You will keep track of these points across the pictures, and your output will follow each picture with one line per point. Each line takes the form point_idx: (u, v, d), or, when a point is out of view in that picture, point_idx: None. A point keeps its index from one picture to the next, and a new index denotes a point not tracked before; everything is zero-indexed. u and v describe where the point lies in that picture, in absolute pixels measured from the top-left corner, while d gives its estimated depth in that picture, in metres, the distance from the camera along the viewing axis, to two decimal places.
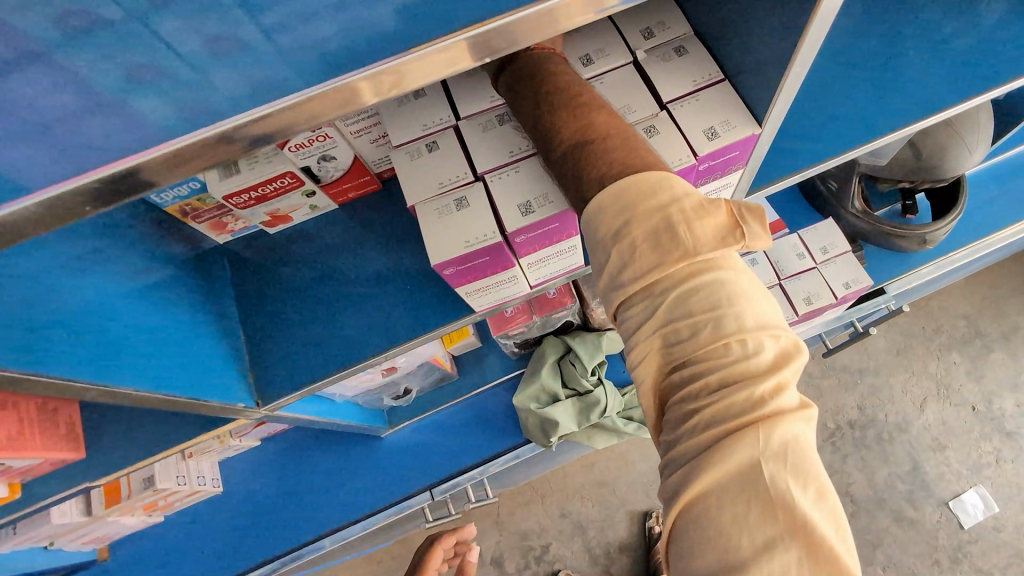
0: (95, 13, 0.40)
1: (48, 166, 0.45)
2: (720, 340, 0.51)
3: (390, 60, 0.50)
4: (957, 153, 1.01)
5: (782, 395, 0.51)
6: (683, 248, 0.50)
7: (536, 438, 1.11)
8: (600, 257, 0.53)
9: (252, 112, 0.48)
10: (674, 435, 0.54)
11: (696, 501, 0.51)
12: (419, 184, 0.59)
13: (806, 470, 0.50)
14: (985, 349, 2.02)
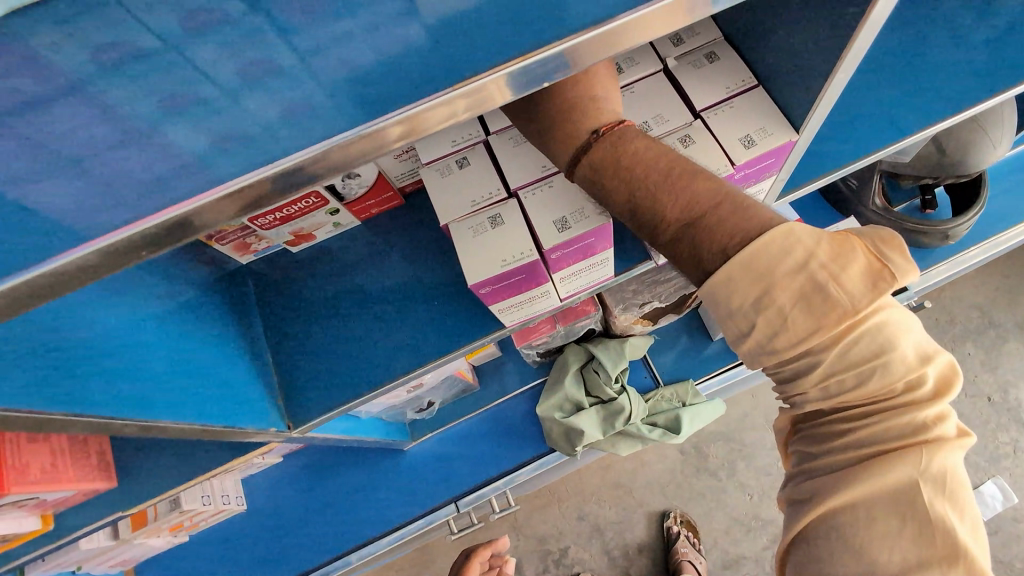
0: (133, 43, 0.39)
1: (91, 208, 0.44)
2: (881, 378, 0.51)
3: (426, 96, 0.50)
4: (981, 148, 1.00)
5: (944, 422, 0.52)
6: (840, 307, 0.45)
7: (561, 448, 1.10)
8: (742, 326, 0.49)
9: (299, 153, 0.48)
10: (819, 451, 0.57)
11: (838, 513, 0.54)
12: (450, 199, 0.58)
13: (961, 489, 0.52)
14: (1000, 339, 2.00)
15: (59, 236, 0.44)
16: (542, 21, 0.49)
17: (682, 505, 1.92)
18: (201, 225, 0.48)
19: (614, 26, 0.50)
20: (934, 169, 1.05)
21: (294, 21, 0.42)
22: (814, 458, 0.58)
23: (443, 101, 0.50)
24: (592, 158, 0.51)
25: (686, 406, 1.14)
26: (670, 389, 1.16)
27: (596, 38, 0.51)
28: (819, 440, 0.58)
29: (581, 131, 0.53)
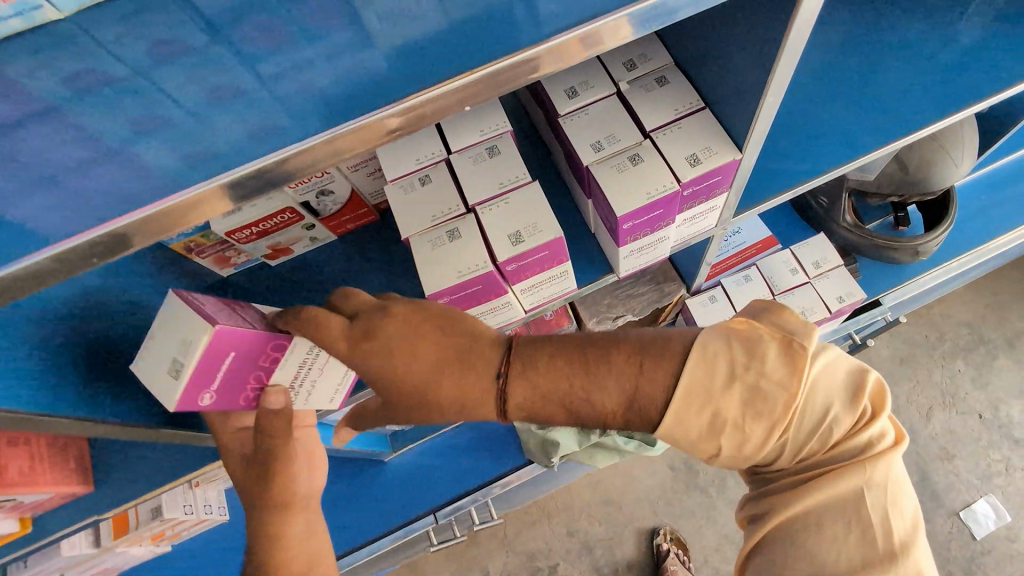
0: (103, 72, 0.42)
1: (68, 216, 0.49)
2: (825, 435, 0.55)
3: (378, 110, 0.53)
4: (944, 166, 1.02)
5: (880, 438, 0.55)
6: (780, 404, 0.53)
7: (538, 459, 1.12)
8: (714, 446, 0.55)
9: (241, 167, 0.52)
10: (775, 479, 0.60)
11: (790, 520, 0.57)
12: (161, 368, 0.56)
13: (901, 486, 0.56)
14: (989, 356, 2.01)
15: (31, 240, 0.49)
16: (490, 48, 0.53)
17: (672, 522, 1.92)
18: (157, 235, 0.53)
19: (539, 48, 0.54)
20: (899, 187, 1.08)
21: (256, 47, 0.45)
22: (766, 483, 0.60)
23: (378, 117, 0.54)
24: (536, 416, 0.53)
25: None
26: None
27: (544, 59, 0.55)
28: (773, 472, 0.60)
29: (488, 348, 0.53)
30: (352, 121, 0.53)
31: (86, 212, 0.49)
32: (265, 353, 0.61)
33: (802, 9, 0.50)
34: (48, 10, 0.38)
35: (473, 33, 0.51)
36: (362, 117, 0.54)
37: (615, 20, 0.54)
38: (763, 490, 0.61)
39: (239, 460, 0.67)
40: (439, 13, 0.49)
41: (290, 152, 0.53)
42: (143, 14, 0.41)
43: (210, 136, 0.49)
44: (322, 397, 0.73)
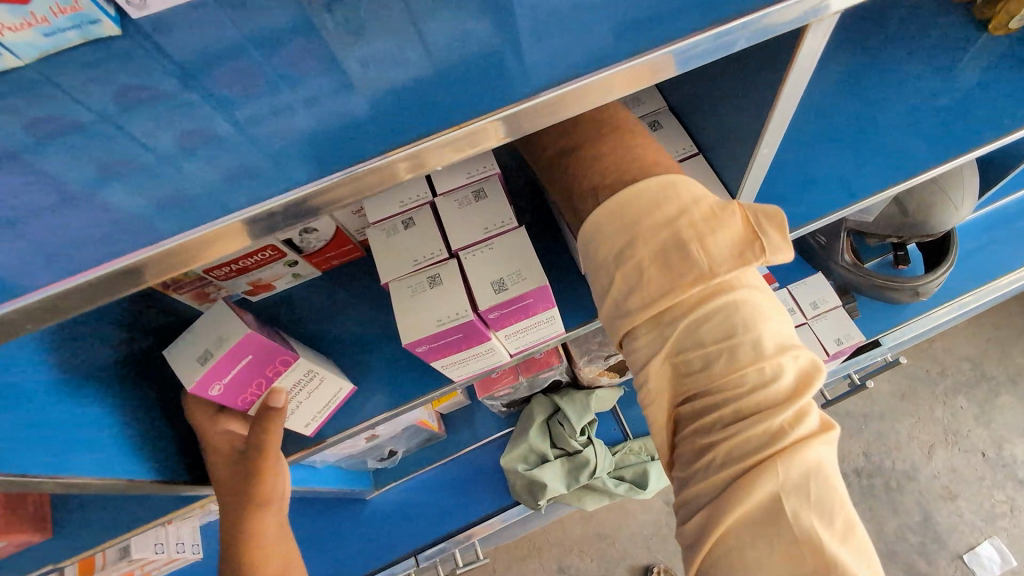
0: (68, 117, 0.42)
1: (31, 261, 0.47)
2: (729, 366, 0.55)
3: (378, 159, 0.50)
4: (943, 209, 1.01)
5: (799, 423, 0.55)
6: (697, 270, 0.53)
7: (525, 501, 1.09)
8: (607, 283, 0.57)
9: (228, 217, 0.49)
10: (694, 470, 0.58)
11: (724, 542, 0.55)
12: (189, 355, 0.58)
13: (833, 504, 0.54)
14: (992, 393, 1.98)
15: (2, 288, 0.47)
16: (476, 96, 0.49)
17: (666, 559, 1.86)
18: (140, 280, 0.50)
19: (576, 84, 0.49)
20: (901, 228, 1.06)
21: (229, 92, 0.44)
22: (690, 476, 0.59)
23: (377, 165, 0.50)
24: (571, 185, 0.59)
25: (655, 459, 1.13)
26: (639, 442, 1.14)
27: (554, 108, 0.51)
28: (693, 457, 0.59)
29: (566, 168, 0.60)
30: (348, 170, 0.50)
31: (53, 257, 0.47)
32: (274, 365, 0.61)
33: (805, 47, 0.50)
34: (6, 58, 0.37)
35: (463, 80, 0.48)
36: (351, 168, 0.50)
37: (660, 57, 0.49)
38: (693, 514, 0.59)
39: (224, 458, 0.63)
40: (423, 58, 0.47)
41: (279, 203, 0.50)
42: (107, 61, 0.40)
43: (183, 181, 0.47)
44: (302, 419, 0.70)
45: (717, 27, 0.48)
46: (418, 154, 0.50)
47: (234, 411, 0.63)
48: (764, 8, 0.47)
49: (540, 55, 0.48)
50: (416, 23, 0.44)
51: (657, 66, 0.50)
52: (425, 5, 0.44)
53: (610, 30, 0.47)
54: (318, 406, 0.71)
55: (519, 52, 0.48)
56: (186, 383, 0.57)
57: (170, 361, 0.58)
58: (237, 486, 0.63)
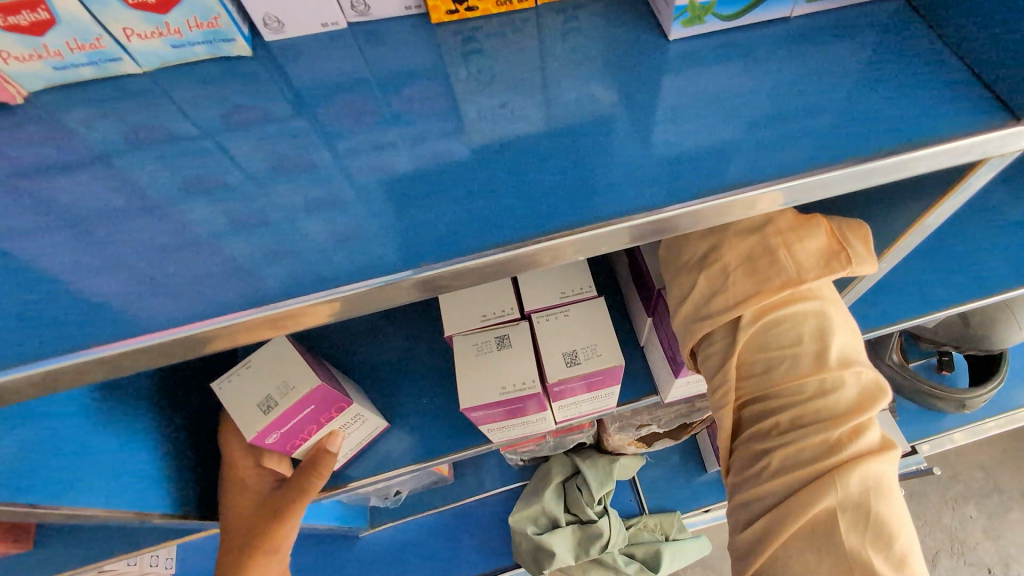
0: (165, 128, 0.43)
1: (63, 263, 0.38)
2: (792, 372, 0.51)
3: (469, 259, 0.38)
4: (1007, 328, 0.96)
5: (860, 436, 0.50)
6: (786, 275, 0.49)
7: (527, 565, 1.02)
8: (685, 287, 0.54)
9: (281, 305, 0.37)
10: (745, 478, 0.54)
11: (778, 560, 0.51)
12: (244, 401, 0.53)
13: (889, 528, 0.48)
14: (1004, 506, 1.68)
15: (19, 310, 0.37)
16: (592, 154, 0.41)
17: None
18: (188, 356, 0.38)
19: (710, 203, 0.38)
20: (957, 338, 1.02)
21: (339, 121, 0.44)
22: (741, 483, 0.55)
23: (500, 258, 0.38)
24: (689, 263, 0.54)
25: (669, 541, 1.07)
26: (654, 518, 1.09)
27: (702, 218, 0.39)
28: (746, 465, 0.55)
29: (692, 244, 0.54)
30: (442, 264, 0.38)
31: (62, 304, 0.37)
32: (329, 412, 0.58)
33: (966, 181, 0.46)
34: (126, 63, 0.44)
35: (572, 150, 0.41)
36: (442, 263, 0.38)
37: (835, 178, 0.38)
38: (744, 523, 0.55)
39: (250, 495, 0.58)
40: (542, 115, 0.43)
41: (342, 296, 0.38)
42: (222, 78, 0.46)
43: (258, 206, 0.41)
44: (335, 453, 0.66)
45: (906, 150, 0.37)
46: (541, 252, 0.39)
47: (276, 453, 0.59)
48: (967, 132, 0.37)
49: (671, 134, 0.41)
50: (546, 80, 0.44)
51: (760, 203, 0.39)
52: (555, 73, 0.44)
53: (749, 121, 0.41)
54: (352, 443, 0.67)
55: (646, 127, 0.42)
56: (244, 433, 0.53)
57: (223, 403, 0.53)
58: (251, 528, 0.58)
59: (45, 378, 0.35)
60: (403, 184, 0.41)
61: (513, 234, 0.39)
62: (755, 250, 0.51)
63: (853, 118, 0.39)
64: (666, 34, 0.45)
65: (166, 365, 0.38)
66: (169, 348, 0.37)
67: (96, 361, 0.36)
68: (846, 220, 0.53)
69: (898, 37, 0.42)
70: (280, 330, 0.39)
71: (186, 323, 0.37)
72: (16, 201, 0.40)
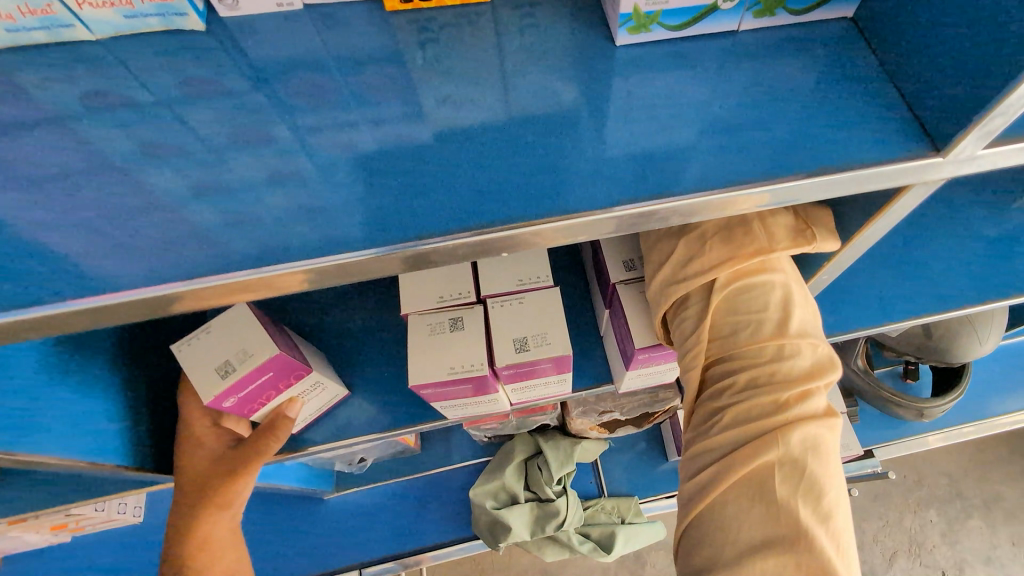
0: (127, 95, 0.44)
1: (17, 219, 0.39)
2: (754, 336, 0.52)
3: (418, 245, 0.39)
4: (965, 341, 0.98)
5: (808, 400, 0.50)
6: (756, 244, 0.51)
7: (485, 538, 1.06)
8: (663, 253, 0.55)
9: (230, 277, 0.38)
10: (698, 433, 0.54)
11: (711, 511, 0.50)
12: (202, 364, 0.54)
13: (823, 488, 0.47)
14: (963, 513, 1.72)
15: None
16: (544, 146, 0.42)
17: None
18: (135, 320, 0.39)
19: (670, 204, 0.39)
20: (919, 349, 1.04)
21: (295, 99, 0.44)
22: (694, 439, 0.54)
23: (438, 246, 0.39)
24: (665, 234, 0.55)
25: (625, 524, 1.11)
26: (612, 501, 1.13)
27: (647, 222, 0.40)
28: (700, 422, 0.54)
29: None
30: (373, 251, 0.39)
31: (18, 260, 0.38)
32: (287, 378, 0.59)
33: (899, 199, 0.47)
34: (82, 29, 0.45)
35: (523, 144, 0.42)
36: (398, 246, 0.39)
37: (796, 188, 0.39)
38: (690, 477, 0.53)
39: (206, 451, 0.61)
40: (498, 106, 0.44)
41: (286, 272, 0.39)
42: (181, 50, 0.46)
43: (212, 176, 0.42)
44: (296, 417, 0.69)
45: (828, 172, 0.39)
46: (481, 244, 0.40)
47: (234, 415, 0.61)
48: (892, 159, 0.38)
49: (622, 134, 0.42)
50: (502, 73, 0.45)
51: (738, 204, 0.40)
52: (512, 66, 0.45)
53: (694, 130, 0.41)
54: (311, 408, 0.69)
55: (599, 128, 0.42)
56: (201, 395, 0.54)
57: (180, 364, 0.54)
58: (205, 481, 0.61)
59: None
60: (357, 163, 0.42)
61: (457, 223, 0.40)
62: (730, 222, 0.53)
63: (795, 134, 0.40)
64: (613, 38, 0.45)
65: (112, 326, 0.39)
66: (115, 312, 0.38)
67: (40, 319, 0.37)
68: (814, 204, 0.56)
69: (848, 56, 0.43)
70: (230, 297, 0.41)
71: (130, 286, 0.38)
72: None
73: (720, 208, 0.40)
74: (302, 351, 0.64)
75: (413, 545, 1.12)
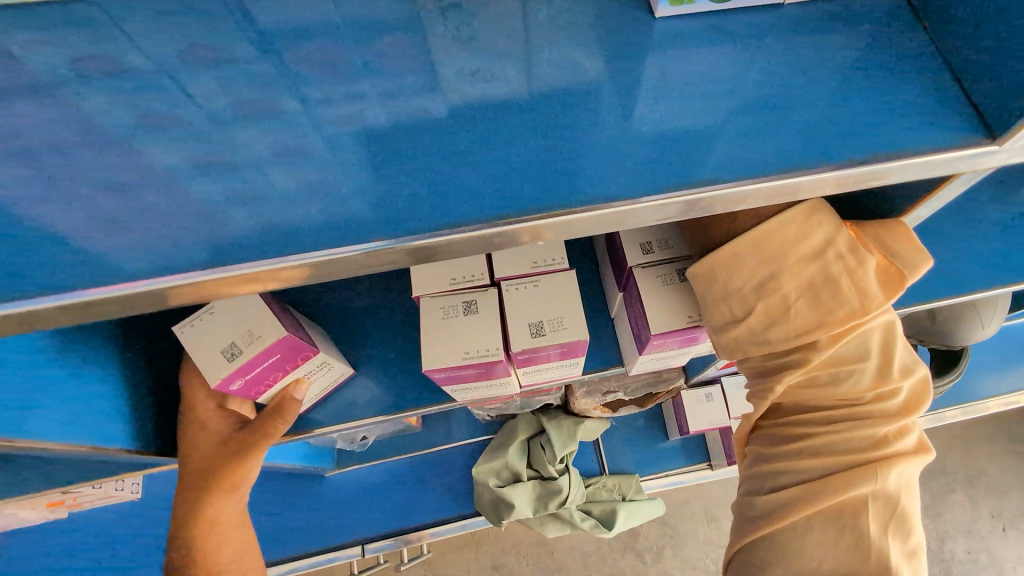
0: (123, 60, 0.41)
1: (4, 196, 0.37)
2: (855, 385, 0.52)
3: (443, 233, 0.37)
4: (969, 324, 0.98)
5: (905, 438, 0.52)
6: (847, 308, 0.47)
7: (487, 515, 1.06)
8: (740, 308, 0.52)
9: (242, 264, 0.36)
10: (779, 453, 0.56)
11: (791, 530, 0.53)
12: (208, 347, 0.52)
13: (910, 524, 0.52)
14: (947, 487, 1.76)
15: None
16: (567, 124, 0.40)
17: None
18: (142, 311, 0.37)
19: (712, 192, 0.37)
20: (923, 331, 1.04)
21: (306, 68, 0.41)
22: (773, 459, 0.56)
23: (470, 235, 0.37)
24: (734, 279, 0.51)
25: (626, 501, 1.12)
26: (613, 480, 1.13)
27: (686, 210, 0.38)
28: (780, 441, 0.56)
29: (742, 262, 0.50)
30: (397, 240, 0.37)
31: (5, 238, 0.36)
32: (295, 359, 0.58)
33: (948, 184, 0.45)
34: None
35: (547, 120, 0.40)
36: (421, 234, 0.37)
37: (841, 176, 0.37)
38: (766, 490, 0.57)
39: (211, 435, 0.59)
40: (524, 81, 0.41)
41: (296, 264, 0.37)
42: (182, 13, 0.43)
43: (218, 151, 0.39)
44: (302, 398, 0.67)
45: (875, 161, 0.37)
46: (514, 232, 0.38)
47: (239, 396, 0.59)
48: (939, 147, 0.37)
49: (651, 113, 0.40)
50: (528, 46, 0.42)
51: (785, 191, 0.38)
52: (540, 38, 0.42)
53: (729, 109, 0.39)
54: (317, 388, 0.68)
55: (628, 105, 0.40)
56: (209, 378, 0.52)
57: (184, 348, 0.52)
58: (211, 468, 0.60)
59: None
60: (369, 140, 0.40)
61: (478, 213, 0.38)
62: (809, 272, 0.48)
63: (836, 117, 0.38)
64: (652, 10, 0.43)
65: (116, 317, 0.37)
66: (120, 303, 0.36)
67: (38, 311, 0.35)
68: (886, 222, 0.51)
69: (895, 32, 0.41)
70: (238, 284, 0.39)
71: (137, 272, 0.35)
72: None
73: (767, 196, 0.38)
74: (309, 332, 0.62)
75: (413, 520, 1.13)
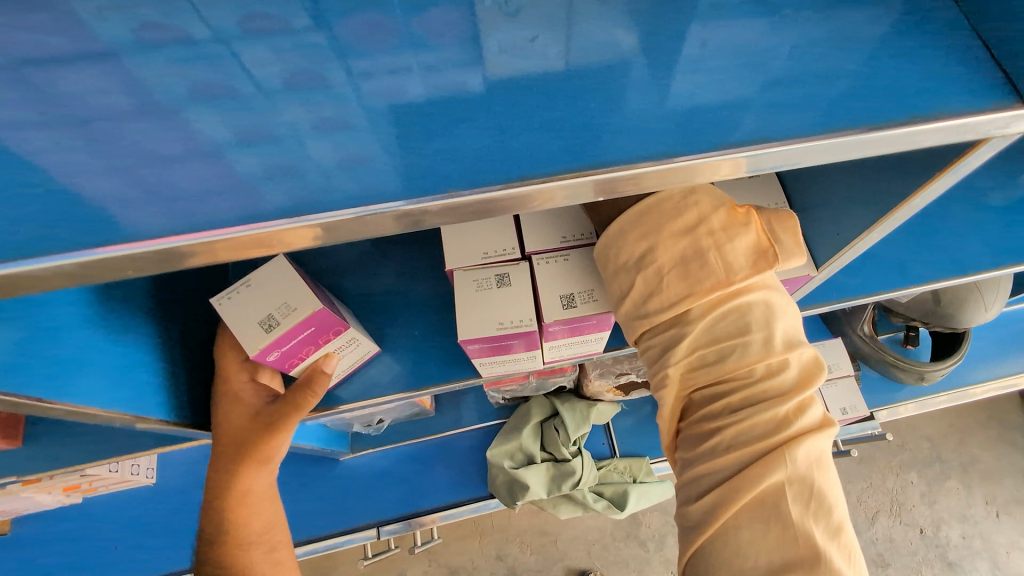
0: (171, 31, 0.42)
1: (59, 158, 0.38)
2: (744, 359, 0.52)
3: (504, 188, 0.39)
4: (971, 304, 1.00)
5: (805, 413, 0.52)
6: (715, 277, 0.50)
7: (500, 496, 1.08)
8: (623, 285, 0.54)
9: (309, 218, 0.38)
10: (698, 453, 0.55)
11: (725, 532, 0.52)
12: (246, 318, 0.53)
13: (829, 502, 0.51)
14: (942, 474, 1.79)
15: (20, 200, 0.36)
16: (603, 96, 0.41)
17: None
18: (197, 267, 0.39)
19: (765, 152, 0.39)
20: (926, 314, 1.06)
21: (352, 41, 0.42)
22: (692, 457, 0.56)
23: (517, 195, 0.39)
24: (613, 258, 0.53)
25: (637, 483, 1.14)
26: (624, 462, 1.15)
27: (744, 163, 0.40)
28: (697, 440, 0.56)
29: (619, 242, 0.53)
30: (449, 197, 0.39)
31: (64, 197, 0.37)
32: (326, 334, 0.59)
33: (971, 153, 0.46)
34: None
35: (581, 95, 0.41)
36: (479, 189, 0.39)
37: (884, 137, 0.39)
38: (695, 497, 0.55)
39: (245, 407, 0.60)
40: (560, 56, 0.42)
41: (341, 220, 0.38)
42: None
43: (266, 121, 0.40)
44: None
45: (913, 123, 0.39)
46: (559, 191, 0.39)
47: (270, 369, 0.60)
48: (970, 111, 0.39)
49: (688, 86, 0.41)
50: (567, 19, 0.43)
51: (831, 151, 0.40)
52: (578, 13, 0.43)
53: (758, 83, 0.41)
54: (345, 366, 0.69)
55: (664, 78, 0.41)
56: (247, 349, 0.53)
57: (223, 320, 0.53)
58: (246, 441, 0.61)
59: (7, 282, 0.35)
60: (411, 113, 0.41)
61: (520, 179, 0.39)
62: (677, 246, 0.51)
63: (867, 89, 0.40)
64: None
65: (172, 272, 0.38)
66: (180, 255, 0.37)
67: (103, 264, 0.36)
68: (776, 211, 0.55)
69: (922, 9, 0.42)
70: (287, 246, 0.40)
71: (200, 228, 0.37)
72: (6, 81, 0.39)
73: (821, 153, 0.40)
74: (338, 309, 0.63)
75: (426, 504, 1.15)
